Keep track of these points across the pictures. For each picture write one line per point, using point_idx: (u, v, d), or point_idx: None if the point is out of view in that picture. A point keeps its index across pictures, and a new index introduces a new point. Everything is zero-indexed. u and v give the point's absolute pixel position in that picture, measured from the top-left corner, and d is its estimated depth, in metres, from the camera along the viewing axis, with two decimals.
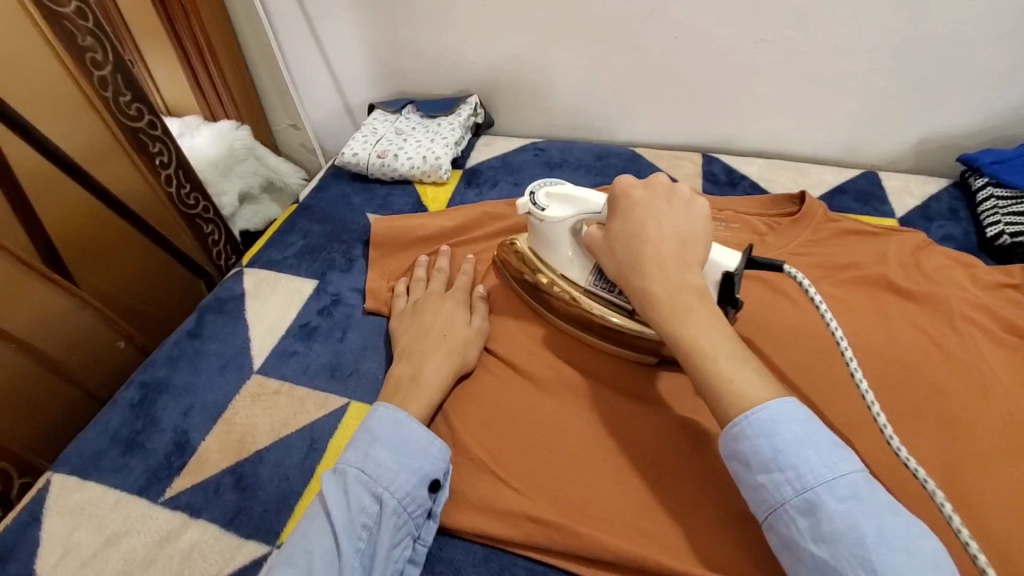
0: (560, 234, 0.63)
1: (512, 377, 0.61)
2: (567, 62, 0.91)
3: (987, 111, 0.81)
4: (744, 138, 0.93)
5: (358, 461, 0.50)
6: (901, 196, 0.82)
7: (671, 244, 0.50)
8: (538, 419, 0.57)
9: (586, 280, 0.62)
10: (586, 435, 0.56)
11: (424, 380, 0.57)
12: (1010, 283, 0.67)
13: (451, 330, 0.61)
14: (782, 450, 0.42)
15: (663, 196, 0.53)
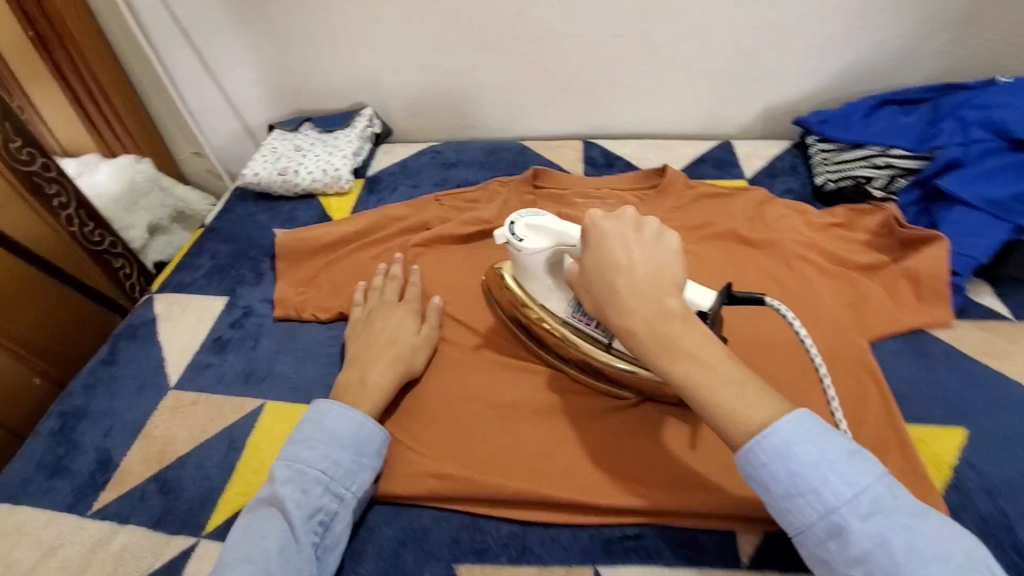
0: (536, 265, 0.62)
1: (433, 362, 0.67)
2: (448, 68, 0.98)
3: (812, 79, 0.94)
4: (618, 123, 1.03)
5: (319, 461, 0.54)
6: (750, 160, 0.94)
7: (645, 275, 0.45)
8: (434, 389, 0.65)
9: (567, 311, 0.62)
10: (478, 398, 0.64)
11: (369, 382, 0.61)
12: (836, 222, 0.78)
13: (400, 336, 0.65)
14: (800, 475, 0.41)
15: (631, 225, 0.47)
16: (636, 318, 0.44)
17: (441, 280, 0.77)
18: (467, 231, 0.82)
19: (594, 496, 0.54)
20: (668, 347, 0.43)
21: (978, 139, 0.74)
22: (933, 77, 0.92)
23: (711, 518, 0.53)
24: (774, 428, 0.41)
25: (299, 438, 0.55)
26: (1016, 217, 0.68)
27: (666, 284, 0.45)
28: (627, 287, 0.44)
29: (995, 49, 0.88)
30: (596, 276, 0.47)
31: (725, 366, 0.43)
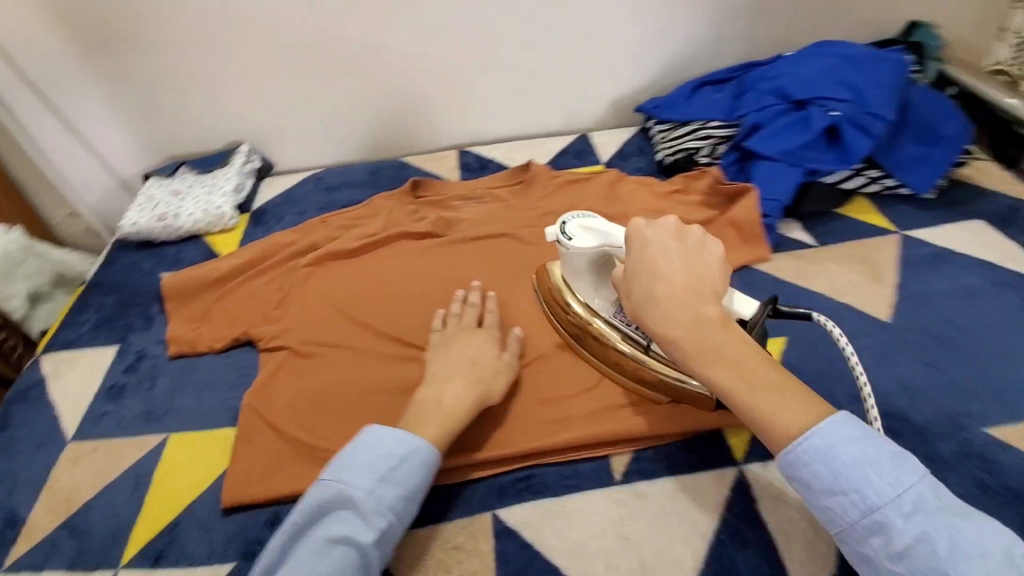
0: (583, 263, 0.61)
1: (328, 365, 0.71)
2: (319, 97, 1.04)
3: (642, 72, 1.08)
4: (486, 131, 1.12)
5: (401, 515, 0.50)
6: (605, 148, 1.06)
7: (685, 282, 0.45)
8: (328, 388, 0.68)
9: (609, 311, 0.62)
10: (374, 386, 0.68)
11: (445, 405, 0.56)
12: (676, 189, 0.90)
13: (480, 359, 0.61)
14: (841, 473, 0.41)
15: (675, 235, 0.48)
16: (673, 323, 0.44)
17: (334, 292, 0.81)
18: (354, 244, 0.87)
19: (501, 449, 0.58)
20: (700, 349, 0.43)
21: (769, 105, 0.87)
22: (739, 59, 1.09)
23: (596, 445, 0.59)
24: (812, 431, 0.41)
25: (388, 481, 0.50)
26: (803, 163, 0.82)
27: (706, 289, 0.45)
28: (667, 293, 0.44)
29: (779, 31, 1.06)
30: (633, 281, 0.47)
31: (766, 374, 0.43)
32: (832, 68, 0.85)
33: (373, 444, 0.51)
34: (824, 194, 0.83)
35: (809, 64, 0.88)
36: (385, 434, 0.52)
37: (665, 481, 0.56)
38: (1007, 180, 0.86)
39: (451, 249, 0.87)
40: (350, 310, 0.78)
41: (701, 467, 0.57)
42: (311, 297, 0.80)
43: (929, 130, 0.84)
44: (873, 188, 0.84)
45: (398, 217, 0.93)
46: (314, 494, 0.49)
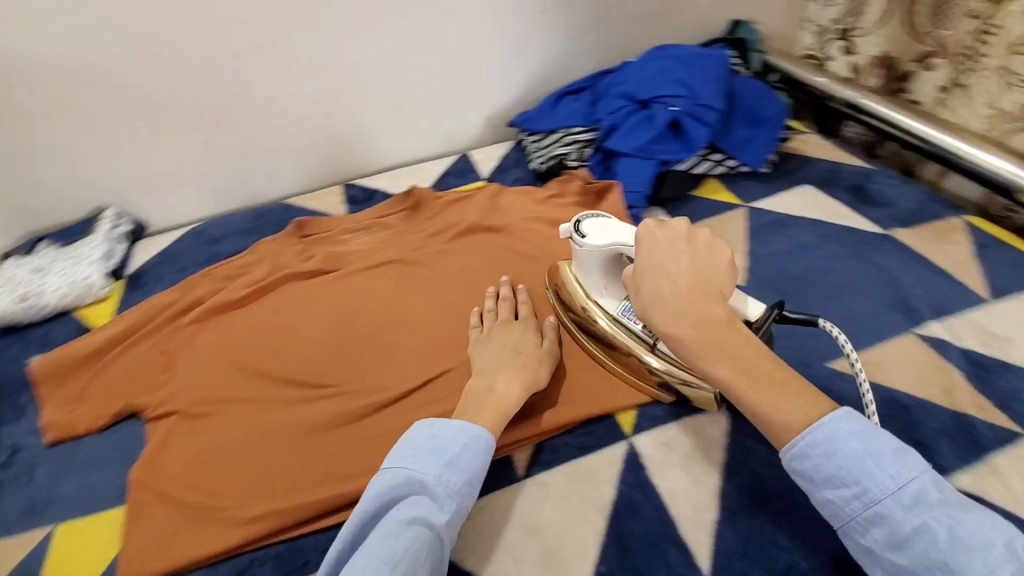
0: (595, 262, 0.65)
1: (222, 421, 0.69)
2: (186, 150, 1.01)
3: (508, 89, 1.15)
4: (369, 162, 1.14)
5: (462, 504, 0.51)
6: (485, 163, 1.11)
7: (690, 284, 0.52)
8: (225, 444, 0.66)
9: (617, 308, 0.65)
10: (273, 432, 0.67)
11: (497, 391, 0.59)
12: (553, 193, 0.96)
13: (524, 348, 0.65)
14: (843, 467, 0.45)
15: (684, 238, 0.55)
16: (681, 323, 0.50)
17: (223, 345, 0.79)
18: (240, 293, 0.85)
19: None
20: (704, 341, 0.50)
21: (620, 106, 0.96)
22: (594, 67, 1.19)
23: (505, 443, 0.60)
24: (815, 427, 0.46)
25: (453, 467, 0.52)
26: (655, 155, 0.91)
27: (711, 285, 0.52)
28: (672, 294, 0.51)
29: (623, 39, 1.17)
30: (647, 282, 0.54)
31: (762, 367, 0.49)
32: (667, 68, 0.95)
33: (438, 434, 0.54)
34: (679, 180, 0.92)
35: (648, 67, 0.98)
36: (449, 425, 0.55)
37: (563, 467, 0.59)
38: (825, 146, 0.99)
39: (343, 282, 0.86)
40: (242, 361, 0.76)
41: (595, 447, 0.60)
42: (198, 355, 0.78)
43: (753, 113, 0.96)
44: (719, 169, 0.94)
45: (286, 259, 0.91)
46: (385, 482, 0.51)
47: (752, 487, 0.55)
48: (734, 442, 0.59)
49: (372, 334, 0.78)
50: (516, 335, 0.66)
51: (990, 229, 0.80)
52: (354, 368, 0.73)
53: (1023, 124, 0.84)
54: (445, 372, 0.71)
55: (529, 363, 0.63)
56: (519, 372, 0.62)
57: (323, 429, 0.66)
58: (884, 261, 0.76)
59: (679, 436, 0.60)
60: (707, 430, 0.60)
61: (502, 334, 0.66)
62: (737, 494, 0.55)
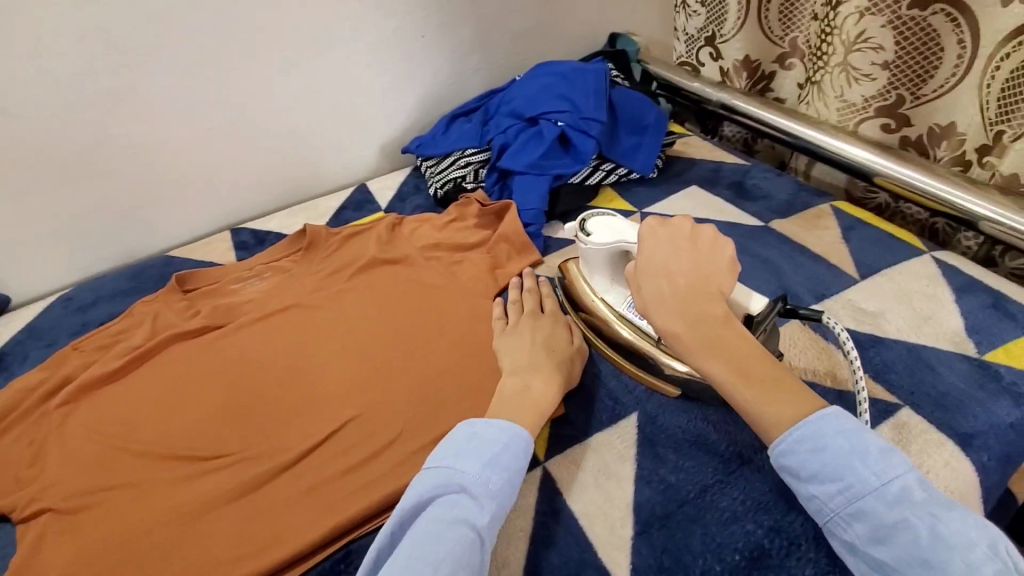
0: (600, 259, 0.66)
1: (103, 511, 0.62)
2: (44, 211, 0.91)
3: (400, 116, 1.13)
4: (260, 203, 1.08)
5: (504, 503, 0.50)
6: (383, 193, 1.08)
7: (689, 283, 0.54)
8: (107, 539, 0.60)
9: (622, 304, 0.66)
10: (163, 515, 0.61)
11: (533, 394, 0.59)
12: (452, 218, 0.94)
13: (555, 344, 0.66)
14: (829, 462, 0.46)
15: (687, 236, 0.57)
16: (678, 319, 0.53)
17: (101, 424, 0.71)
18: (117, 363, 0.78)
19: (310, 534, 0.57)
20: (698, 336, 0.52)
21: (509, 125, 0.96)
22: (485, 87, 1.20)
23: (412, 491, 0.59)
24: (803, 423, 0.47)
25: (492, 467, 0.51)
26: (548, 170, 0.91)
27: (709, 279, 0.54)
28: (672, 291, 0.54)
29: (509, 57, 1.19)
30: (648, 277, 0.56)
31: (761, 363, 0.51)
32: (549, 84, 0.97)
33: (478, 435, 0.53)
34: (573, 193, 0.93)
35: (532, 85, 0.99)
36: (488, 424, 0.54)
37: None
38: (706, 147, 1.04)
39: (237, 336, 0.80)
40: (123, 439, 0.69)
41: None
42: (71, 439, 0.70)
43: (636, 122, 0.99)
44: (611, 178, 0.96)
45: (169, 318, 0.84)
46: (425, 482, 0.50)
47: (662, 496, 0.55)
48: (641, 452, 0.59)
49: (273, 388, 0.73)
50: (546, 329, 0.68)
51: (854, 212, 0.86)
52: (251, 430, 0.68)
53: (867, 114, 0.91)
54: (352, 419, 0.67)
55: (562, 360, 0.64)
56: (553, 371, 0.63)
57: (221, 501, 0.61)
58: (766, 253, 0.81)
59: (589, 454, 0.60)
60: (614, 443, 0.60)
61: (537, 327, 0.68)
62: (647, 505, 0.55)
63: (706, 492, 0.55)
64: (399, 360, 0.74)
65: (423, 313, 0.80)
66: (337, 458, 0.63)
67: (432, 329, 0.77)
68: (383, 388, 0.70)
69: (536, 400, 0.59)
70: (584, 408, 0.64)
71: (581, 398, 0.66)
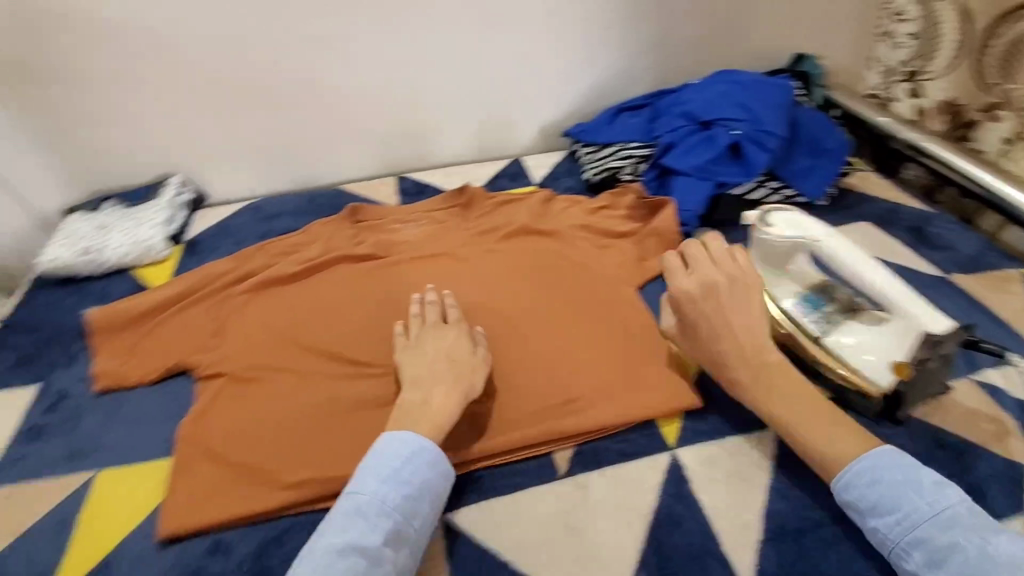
0: (776, 253, 0.71)
1: (269, 387, 0.69)
2: (254, 130, 1.05)
3: (567, 100, 1.17)
4: (424, 157, 1.17)
5: (413, 513, 0.51)
6: (537, 169, 1.13)
7: (741, 339, 0.59)
8: (271, 410, 0.67)
9: (789, 303, 0.70)
10: (320, 401, 0.67)
11: (436, 406, 0.57)
12: (602, 206, 0.96)
13: (457, 355, 0.62)
14: (887, 494, 0.50)
15: (724, 288, 0.60)
16: (737, 369, 0.58)
17: (272, 317, 0.79)
18: (293, 269, 0.87)
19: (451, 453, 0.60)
20: (755, 382, 0.58)
21: (679, 125, 0.97)
22: (652, 86, 1.21)
23: (549, 443, 0.61)
24: (860, 458, 0.52)
25: (393, 487, 0.51)
26: (713, 176, 0.91)
27: (755, 329, 0.59)
28: (727, 348, 0.59)
29: (684, 62, 1.19)
30: (699, 334, 0.61)
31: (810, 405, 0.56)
32: (728, 92, 0.97)
33: (380, 453, 0.53)
34: (731, 206, 0.91)
35: (709, 90, 0.99)
36: (391, 440, 0.54)
37: (604, 470, 0.59)
38: (884, 186, 0.98)
39: (394, 268, 0.87)
40: (291, 332, 0.77)
41: (637, 455, 0.60)
42: (246, 322, 0.78)
43: (816, 144, 0.96)
44: (775, 197, 0.94)
45: (339, 242, 0.92)
46: (329, 511, 0.51)
47: (795, 514, 0.55)
48: (778, 466, 0.58)
49: (422, 319, 0.78)
50: (449, 337, 0.63)
51: None
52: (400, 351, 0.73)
53: None
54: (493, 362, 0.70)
55: (463, 374, 0.60)
56: (455, 382, 0.60)
57: (372, 404, 0.67)
58: (937, 305, 0.76)
59: (724, 454, 0.60)
60: (752, 451, 0.60)
61: (434, 337, 0.64)
62: (779, 518, 0.54)
63: (843, 520, 0.54)
64: (541, 321, 0.76)
65: (568, 284, 0.82)
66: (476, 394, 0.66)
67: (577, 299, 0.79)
68: (524, 341, 0.73)
69: (439, 412, 0.57)
70: (721, 409, 0.64)
71: (719, 399, 0.65)
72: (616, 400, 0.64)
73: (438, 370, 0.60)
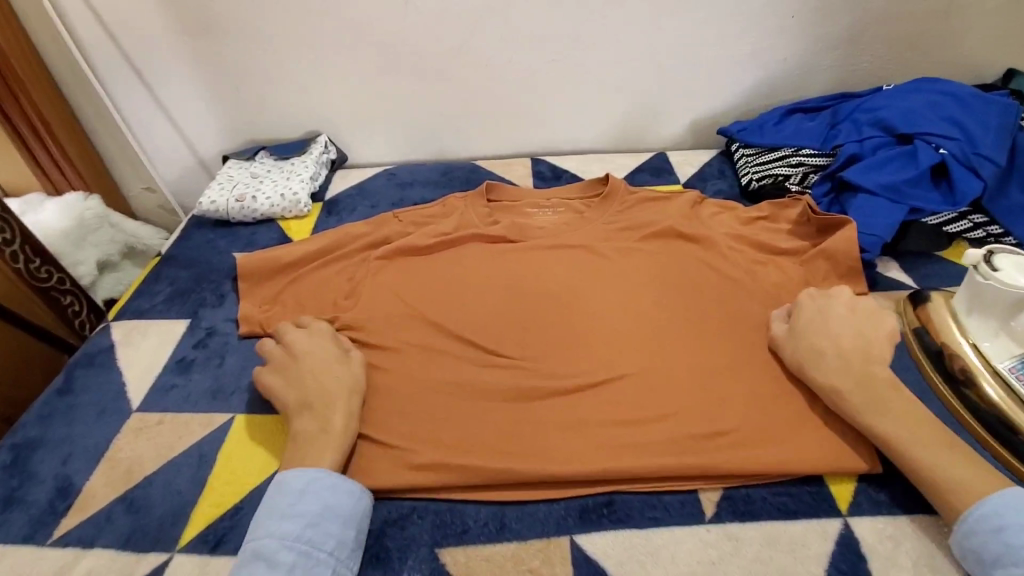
0: (1000, 301, 0.59)
1: (397, 360, 0.67)
2: (401, 96, 1.04)
3: (728, 94, 1.06)
4: (561, 142, 1.12)
5: (323, 535, 0.49)
6: (684, 167, 1.04)
7: (854, 345, 0.59)
8: (396, 386, 0.64)
9: (1003, 363, 0.59)
10: (445, 382, 0.64)
11: (334, 426, 0.56)
12: (762, 215, 0.85)
13: (339, 372, 0.61)
14: (1012, 542, 0.44)
15: (845, 304, 0.63)
16: (842, 376, 0.56)
17: (402, 287, 0.77)
18: (426, 241, 0.83)
19: (586, 468, 0.55)
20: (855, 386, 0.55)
21: (870, 136, 0.85)
22: (829, 88, 1.06)
23: (691, 479, 0.55)
24: (982, 498, 0.47)
25: (290, 519, 0.49)
26: (906, 200, 0.78)
27: (871, 341, 0.59)
28: (836, 351, 0.58)
29: (874, 63, 1.03)
30: (804, 333, 0.61)
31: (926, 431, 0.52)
32: (938, 103, 0.83)
33: (275, 488, 0.52)
34: (928, 233, 0.78)
35: (912, 98, 0.85)
36: (283, 473, 0.52)
37: (760, 524, 0.51)
38: None
39: (528, 255, 0.81)
40: (421, 304, 0.74)
41: (799, 514, 0.52)
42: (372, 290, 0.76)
43: None
44: (976, 233, 0.79)
45: (472, 218, 0.88)
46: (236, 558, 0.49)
47: None
48: None
49: (553, 312, 0.72)
50: (318, 357, 0.63)
51: None
52: (531, 344, 0.68)
53: None
54: (630, 374, 0.63)
55: (348, 390, 0.60)
56: (343, 397, 0.59)
57: (500, 393, 0.63)
58: None
59: (910, 536, 0.50)
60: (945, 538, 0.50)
61: (302, 355, 0.63)
62: None
63: None
64: (690, 334, 0.68)
65: (723, 298, 0.72)
66: (613, 406, 0.61)
67: (731, 317, 0.70)
68: (669, 355, 0.65)
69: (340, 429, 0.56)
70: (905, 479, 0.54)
71: None
72: (776, 443, 0.56)
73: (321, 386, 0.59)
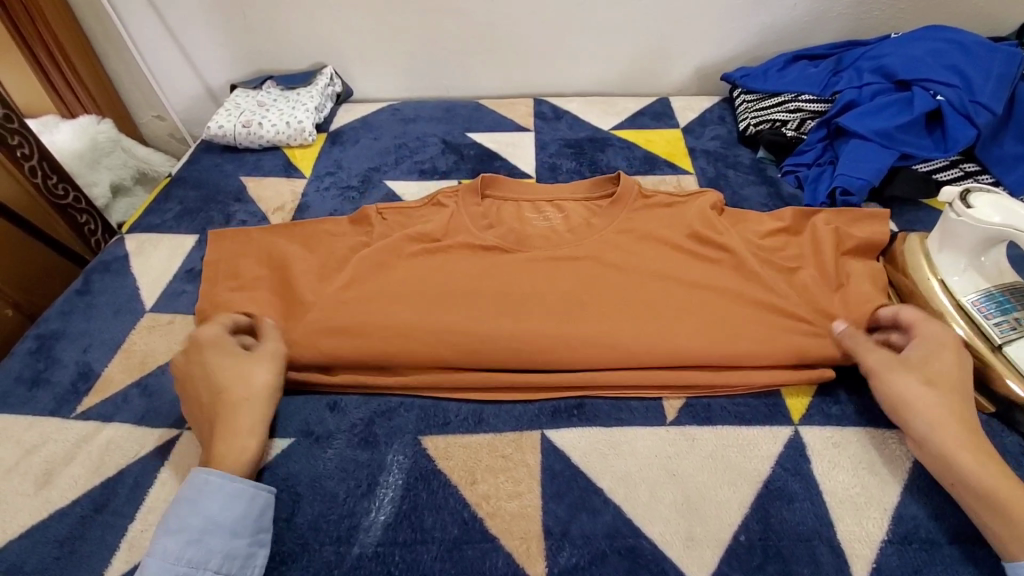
0: (971, 237, 0.60)
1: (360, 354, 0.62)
2: (407, 31, 1.04)
3: (736, 39, 1.05)
4: (564, 83, 1.13)
5: (204, 552, 0.46)
6: (685, 112, 1.04)
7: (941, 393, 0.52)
8: None
9: (968, 297, 0.61)
10: None
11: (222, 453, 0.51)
12: (782, 226, 0.71)
13: (229, 387, 0.55)
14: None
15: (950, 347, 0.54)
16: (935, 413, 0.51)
17: (398, 284, 0.65)
18: (411, 248, 0.69)
19: (562, 375, 0.59)
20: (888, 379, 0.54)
21: (869, 83, 0.85)
22: (838, 37, 1.05)
23: (659, 388, 0.59)
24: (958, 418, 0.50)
25: (174, 536, 0.46)
26: (898, 146, 0.79)
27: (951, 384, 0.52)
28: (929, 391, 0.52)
29: (887, 11, 1.02)
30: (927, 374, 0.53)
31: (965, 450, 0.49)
32: (942, 51, 0.82)
33: (173, 502, 0.48)
34: (916, 179, 0.79)
35: (918, 45, 0.85)
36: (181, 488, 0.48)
37: (715, 428, 0.56)
38: None
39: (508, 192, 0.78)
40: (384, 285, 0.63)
41: (753, 421, 0.56)
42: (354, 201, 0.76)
43: None
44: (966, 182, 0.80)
45: (463, 221, 0.72)
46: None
47: (932, 524, 0.49)
48: (915, 467, 0.53)
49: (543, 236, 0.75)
50: (228, 372, 0.56)
51: None
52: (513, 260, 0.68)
53: None
54: None
55: (231, 409, 0.53)
56: (225, 421, 0.53)
57: None
58: None
59: (854, 443, 0.55)
60: (890, 447, 0.54)
61: (214, 366, 0.56)
62: (911, 522, 0.49)
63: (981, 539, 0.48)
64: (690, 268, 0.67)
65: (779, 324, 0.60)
66: None
67: (774, 331, 0.60)
68: None
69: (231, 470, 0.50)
70: (858, 397, 0.58)
71: (857, 384, 0.59)
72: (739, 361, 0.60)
73: (230, 410, 0.53)
